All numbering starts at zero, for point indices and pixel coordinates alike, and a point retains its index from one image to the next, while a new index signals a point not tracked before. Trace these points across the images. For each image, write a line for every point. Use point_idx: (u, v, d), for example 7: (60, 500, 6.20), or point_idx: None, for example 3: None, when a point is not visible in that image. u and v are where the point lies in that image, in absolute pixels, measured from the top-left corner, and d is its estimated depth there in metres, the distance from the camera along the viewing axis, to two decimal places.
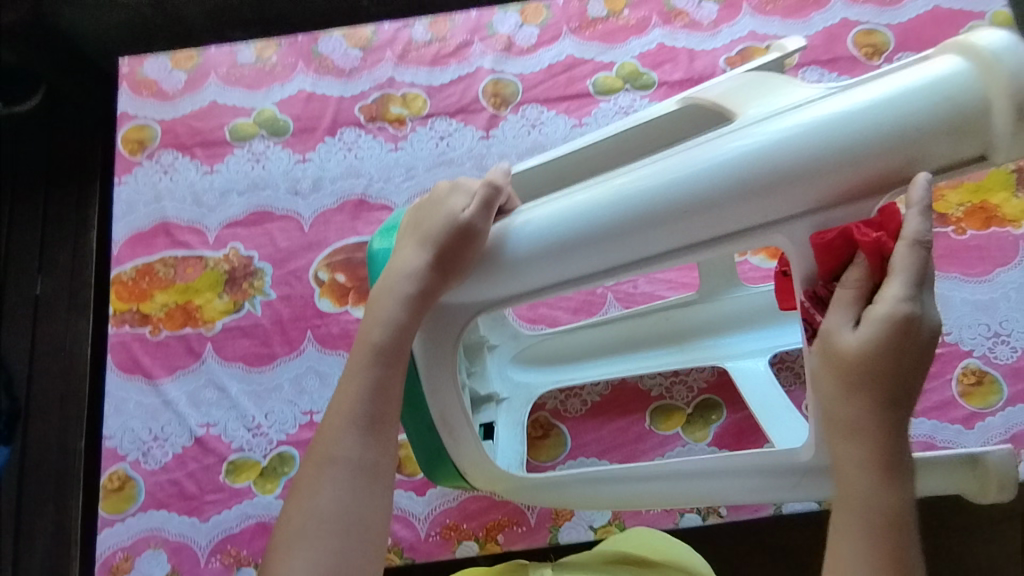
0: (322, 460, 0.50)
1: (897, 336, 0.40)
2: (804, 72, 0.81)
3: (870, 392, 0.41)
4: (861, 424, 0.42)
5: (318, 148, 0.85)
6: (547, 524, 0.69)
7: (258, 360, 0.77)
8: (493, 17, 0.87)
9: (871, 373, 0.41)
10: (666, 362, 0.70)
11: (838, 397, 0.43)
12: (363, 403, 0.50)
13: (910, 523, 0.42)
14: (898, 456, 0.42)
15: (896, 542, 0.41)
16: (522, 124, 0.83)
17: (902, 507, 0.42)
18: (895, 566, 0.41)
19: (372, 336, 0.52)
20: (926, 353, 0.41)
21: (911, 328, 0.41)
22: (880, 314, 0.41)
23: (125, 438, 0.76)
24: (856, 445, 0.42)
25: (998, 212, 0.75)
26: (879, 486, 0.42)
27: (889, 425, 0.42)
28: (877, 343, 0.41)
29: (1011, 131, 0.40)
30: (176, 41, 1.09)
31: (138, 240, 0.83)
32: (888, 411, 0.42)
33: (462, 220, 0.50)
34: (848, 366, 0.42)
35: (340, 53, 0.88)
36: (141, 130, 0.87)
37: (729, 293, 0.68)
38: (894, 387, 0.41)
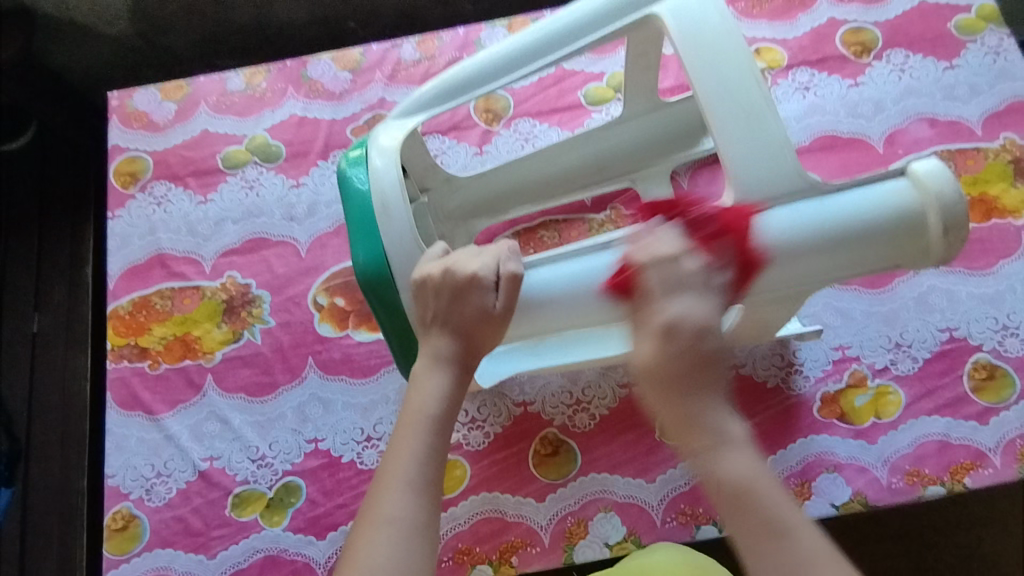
0: (377, 522, 0.45)
1: (670, 334, 0.47)
2: (793, 73, 0.82)
3: (674, 385, 0.47)
4: (682, 416, 0.46)
5: (311, 172, 0.84)
6: (561, 543, 0.68)
7: (260, 389, 0.76)
8: (481, 33, 0.87)
9: (665, 373, 0.47)
10: (590, 187, 0.77)
11: (661, 403, 0.47)
12: (420, 464, 0.47)
13: (768, 480, 0.45)
14: (723, 426, 0.46)
15: (758, 506, 0.43)
16: (515, 138, 0.83)
17: (754, 468, 0.45)
18: (767, 526, 0.43)
19: (426, 405, 0.50)
20: (701, 331, 0.47)
21: (677, 326, 0.47)
22: (654, 325, 0.48)
23: (127, 475, 0.75)
24: (693, 437, 0.46)
25: (998, 203, 0.74)
26: (719, 462, 0.45)
27: (704, 406, 0.46)
28: (659, 348, 0.47)
29: (935, 244, 0.51)
30: (167, 72, 1.10)
31: (134, 273, 0.82)
32: (695, 396, 0.46)
33: (499, 311, 0.52)
34: (652, 375, 0.47)
35: (330, 76, 0.88)
36: (133, 162, 0.87)
37: (649, 112, 0.74)
38: (689, 375, 0.47)
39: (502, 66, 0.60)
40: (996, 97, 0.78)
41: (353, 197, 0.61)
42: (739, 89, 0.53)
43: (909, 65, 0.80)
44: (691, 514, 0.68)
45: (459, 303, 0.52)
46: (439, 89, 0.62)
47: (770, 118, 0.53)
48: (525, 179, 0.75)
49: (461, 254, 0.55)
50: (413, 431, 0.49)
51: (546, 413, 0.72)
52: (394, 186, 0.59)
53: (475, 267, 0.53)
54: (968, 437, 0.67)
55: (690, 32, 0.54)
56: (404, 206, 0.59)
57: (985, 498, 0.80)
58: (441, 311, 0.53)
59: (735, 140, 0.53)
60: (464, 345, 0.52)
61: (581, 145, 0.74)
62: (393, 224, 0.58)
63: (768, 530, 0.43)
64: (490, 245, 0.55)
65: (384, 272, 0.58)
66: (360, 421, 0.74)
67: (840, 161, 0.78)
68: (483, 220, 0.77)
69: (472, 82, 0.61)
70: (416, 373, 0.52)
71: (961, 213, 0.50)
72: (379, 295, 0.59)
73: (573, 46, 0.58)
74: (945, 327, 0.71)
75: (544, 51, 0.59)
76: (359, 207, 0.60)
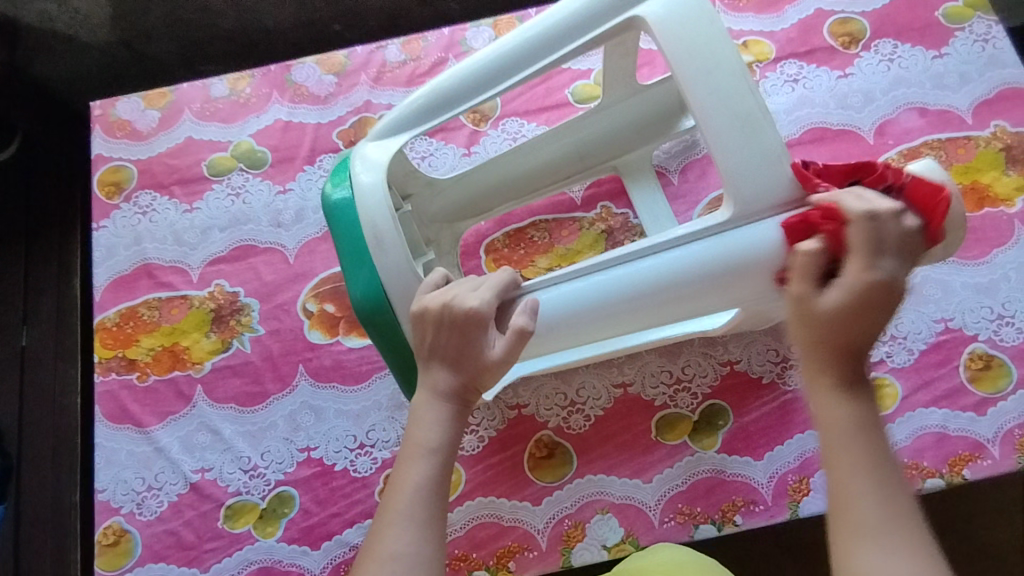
0: (381, 558, 0.45)
1: (878, 286, 0.43)
2: (782, 66, 0.81)
3: (847, 329, 0.43)
4: (827, 358, 0.43)
5: (298, 177, 0.83)
6: (558, 546, 0.67)
7: (251, 399, 0.75)
8: (466, 32, 0.86)
9: (849, 318, 0.43)
10: (579, 176, 0.75)
11: (809, 345, 0.44)
12: (423, 498, 0.47)
13: (879, 432, 0.42)
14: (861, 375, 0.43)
15: (873, 453, 0.41)
16: (502, 138, 0.82)
17: (873, 417, 0.43)
18: (885, 479, 0.41)
19: (429, 438, 0.50)
20: (893, 286, 0.44)
21: (880, 284, 0.43)
22: (856, 273, 0.44)
23: (118, 489, 0.74)
24: (831, 382, 0.43)
25: (989, 191, 0.74)
26: (851, 408, 0.42)
27: (856, 355, 0.43)
28: (845, 302, 0.43)
29: (935, 243, 0.52)
30: (149, 80, 1.07)
31: (120, 284, 0.81)
32: (848, 348, 0.43)
33: (497, 356, 0.50)
34: (819, 321, 0.43)
35: (315, 80, 0.87)
36: (117, 172, 0.86)
37: (631, 97, 0.72)
38: (863, 330, 0.43)
39: (492, 72, 0.59)
40: (986, 85, 0.78)
41: (343, 222, 0.59)
42: (731, 95, 0.52)
43: (897, 55, 0.80)
44: (690, 513, 0.67)
45: (460, 340, 0.51)
46: (426, 99, 0.61)
47: (765, 123, 0.52)
48: (510, 177, 0.74)
49: (459, 288, 0.52)
50: (416, 465, 0.49)
51: (541, 415, 0.71)
52: (381, 210, 0.58)
53: (474, 304, 0.50)
54: (966, 428, 0.67)
55: (676, 37, 0.53)
56: (396, 231, 0.57)
57: (986, 488, 0.79)
58: (440, 347, 0.51)
59: (730, 150, 0.52)
60: (465, 380, 0.51)
61: (560, 138, 0.73)
62: (387, 256, 0.57)
63: (883, 491, 0.40)
64: (488, 277, 0.54)
65: (382, 302, 0.58)
66: (353, 428, 0.73)
67: (830, 153, 0.77)
68: (468, 221, 0.76)
69: (462, 91, 0.60)
70: (416, 406, 0.52)
71: (960, 220, 0.55)
72: (378, 326, 0.59)
73: (564, 50, 0.57)
74: (940, 318, 0.70)
75: (533, 57, 0.58)
76: (351, 236, 0.59)
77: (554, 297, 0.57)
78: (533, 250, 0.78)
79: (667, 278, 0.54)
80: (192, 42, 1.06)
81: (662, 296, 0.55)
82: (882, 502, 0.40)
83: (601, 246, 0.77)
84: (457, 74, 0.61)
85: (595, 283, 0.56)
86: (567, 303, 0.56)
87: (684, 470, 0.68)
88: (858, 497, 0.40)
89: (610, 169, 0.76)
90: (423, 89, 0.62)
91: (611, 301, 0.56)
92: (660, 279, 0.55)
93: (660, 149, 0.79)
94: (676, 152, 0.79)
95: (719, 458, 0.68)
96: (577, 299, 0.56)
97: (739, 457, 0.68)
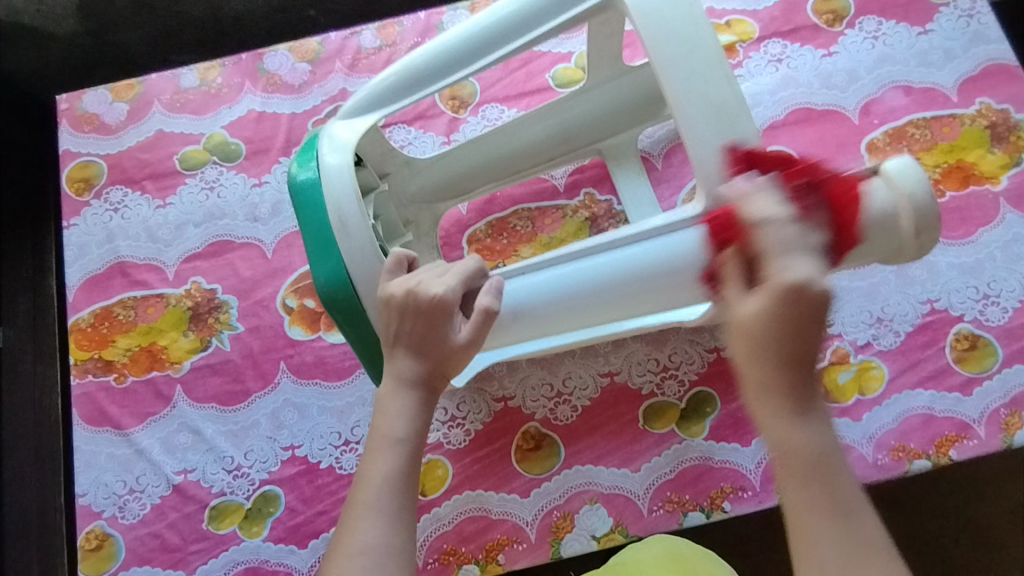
0: (352, 552, 0.44)
1: (794, 293, 0.36)
2: (766, 45, 0.79)
3: (775, 348, 0.37)
4: (766, 384, 0.38)
5: (273, 169, 0.81)
6: (547, 538, 0.67)
7: (232, 398, 0.74)
8: (443, 16, 0.84)
9: (774, 336, 0.37)
10: (556, 161, 0.74)
11: (745, 360, 0.38)
12: (391, 489, 0.47)
13: (835, 461, 0.37)
14: (811, 398, 0.38)
15: (824, 484, 0.37)
16: (482, 125, 0.80)
17: (826, 445, 0.38)
18: (839, 510, 0.37)
19: (394, 427, 0.48)
20: (825, 303, 0.36)
21: (802, 292, 0.36)
22: (770, 285, 0.37)
23: (99, 493, 0.72)
24: (774, 404, 0.37)
25: (975, 169, 0.73)
26: (804, 435, 0.37)
27: (795, 375, 0.37)
28: (771, 310, 0.37)
29: (908, 243, 0.51)
30: (117, 69, 1.03)
31: (94, 284, 0.79)
32: (791, 367, 0.37)
33: (461, 342, 0.50)
34: (746, 334, 0.38)
35: (288, 68, 0.84)
36: (86, 167, 0.83)
37: (614, 80, 0.70)
38: (798, 345, 0.37)
39: (464, 53, 0.57)
40: (970, 61, 0.77)
41: (307, 205, 0.57)
42: (707, 81, 0.51)
43: (881, 33, 0.78)
44: (678, 501, 0.67)
45: (424, 328, 0.49)
46: (396, 80, 0.59)
47: (741, 113, 0.51)
48: (487, 160, 0.72)
49: (424, 274, 0.51)
50: (383, 455, 0.48)
51: (527, 407, 0.71)
52: (347, 194, 0.56)
53: (438, 291, 0.49)
54: (953, 409, 0.67)
55: (654, 21, 0.52)
56: (363, 220, 0.56)
57: (973, 465, 0.80)
58: (405, 333, 0.50)
59: (704, 140, 0.51)
60: (430, 366, 0.50)
61: (541, 119, 0.71)
62: (352, 240, 0.55)
63: (840, 530, 0.36)
64: (455, 263, 0.52)
65: (348, 289, 0.56)
66: (337, 425, 0.72)
67: (815, 134, 0.76)
68: (447, 202, 0.74)
69: (433, 72, 0.58)
70: (382, 395, 0.50)
71: (933, 214, 0.50)
72: (344, 312, 0.57)
73: (536, 32, 0.56)
74: (926, 299, 0.70)
75: (505, 38, 0.57)
76: (315, 219, 0.57)
77: (522, 289, 0.55)
78: (517, 239, 0.77)
79: (638, 269, 0.53)
80: (163, 32, 1.03)
81: (636, 288, 0.53)
82: (841, 543, 0.36)
83: (585, 234, 0.76)
84: (427, 54, 0.58)
85: (568, 273, 0.54)
86: (537, 295, 0.55)
87: (671, 458, 0.68)
88: (815, 540, 0.36)
89: (594, 153, 0.75)
90: (393, 68, 0.60)
91: (582, 295, 0.54)
92: (634, 270, 0.53)
93: (645, 134, 0.77)
94: (660, 137, 0.78)
95: (706, 445, 0.68)
96: (547, 290, 0.55)
97: (726, 444, 0.68)
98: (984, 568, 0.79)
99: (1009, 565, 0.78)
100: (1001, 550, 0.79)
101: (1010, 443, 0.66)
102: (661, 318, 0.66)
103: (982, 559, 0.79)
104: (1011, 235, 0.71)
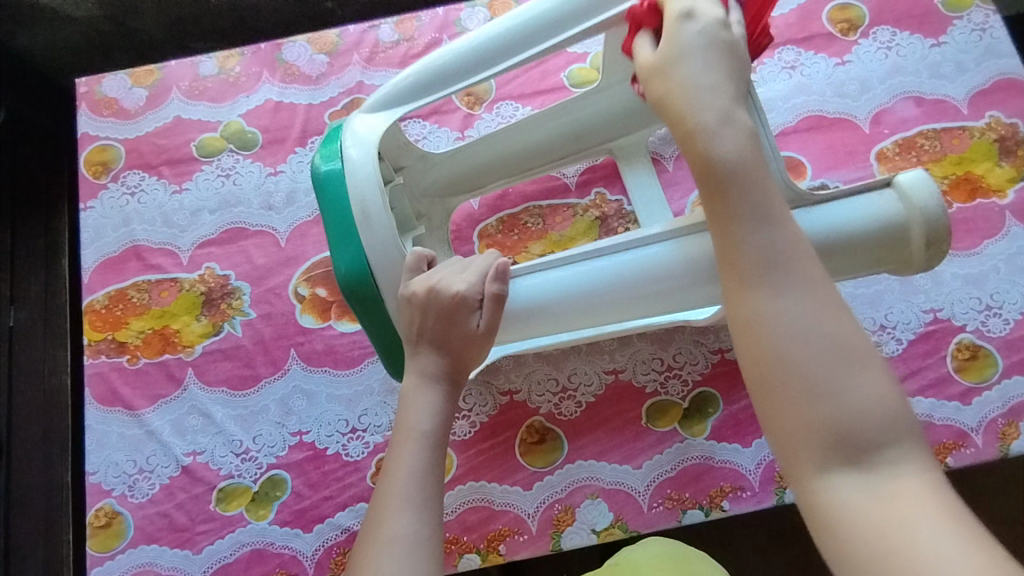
0: (379, 542, 0.46)
1: (684, 22, 0.47)
2: (780, 52, 0.80)
3: (688, 72, 0.45)
4: (677, 102, 0.45)
5: (289, 159, 0.82)
6: (548, 530, 0.68)
7: (242, 382, 0.75)
8: (461, 12, 0.85)
9: (682, 57, 0.46)
10: (569, 158, 0.75)
11: (659, 91, 0.46)
12: (417, 482, 0.49)
13: (754, 168, 0.42)
14: (727, 112, 0.44)
15: (742, 183, 0.42)
16: (496, 121, 0.81)
17: (745, 152, 0.43)
18: (756, 206, 0.41)
19: (419, 423, 0.51)
20: (714, 33, 0.46)
21: (690, 19, 0.47)
22: (669, 21, 0.48)
23: (109, 472, 0.74)
24: (689, 120, 0.44)
25: (982, 182, 0.74)
26: (722, 146, 0.43)
27: (705, 88, 0.45)
28: (670, 38, 0.47)
29: (920, 256, 0.52)
30: (135, 56, 1.05)
31: (108, 266, 0.80)
32: (700, 80, 0.45)
33: (480, 331, 0.53)
34: (653, 65, 0.47)
35: (306, 59, 0.85)
36: (104, 151, 0.84)
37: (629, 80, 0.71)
38: (698, 61, 0.46)
39: (486, 55, 0.59)
40: (982, 74, 0.77)
41: (329, 194, 0.58)
42: None
43: (895, 43, 0.79)
44: (678, 498, 0.68)
45: (447, 322, 0.53)
46: (415, 79, 0.60)
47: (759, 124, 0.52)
48: (501, 154, 0.73)
49: (445, 271, 0.55)
50: (407, 450, 0.50)
51: (532, 402, 0.72)
52: (370, 187, 0.57)
53: (460, 288, 0.53)
54: (952, 417, 0.68)
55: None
56: (385, 214, 0.57)
57: (970, 474, 0.81)
58: (427, 330, 0.54)
59: None
60: (452, 360, 0.54)
61: (555, 117, 0.72)
62: (375, 235, 0.57)
63: (761, 223, 0.41)
64: (474, 260, 0.56)
65: (368, 283, 0.57)
66: (345, 412, 0.73)
67: (826, 142, 0.77)
68: (461, 196, 0.75)
69: (456, 71, 0.59)
70: (406, 391, 0.54)
71: (945, 227, 0.51)
72: (364, 303, 0.58)
73: (565, 36, 0.57)
74: (929, 308, 0.71)
75: (528, 43, 0.58)
76: (337, 210, 0.58)
77: (536, 287, 0.56)
78: (527, 236, 0.78)
79: (646, 271, 0.54)
80: (181, 18, 1.03)
81: (645, 290, 0.54)
82: (755, 230, 0.41)
83: (595, 233, 0.77)
84: (448, 55, 0.60)
85: (581, 273, 0.55)
86: (552, 293, 0.56)
87: (673, 455, 0.69)
88: (740, 237, 0.41)
89: (606, 152, 0.76)
90: (416, 67, 0.61)
91: (595, 294, 0.55)
92: (641, 273, 0.54)
93: (657, 135, 0.78)
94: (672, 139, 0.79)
95: (707, 444, 0.69)
96: (559, 288, 0.56)
97: (728, 444, 0.69)
98: None
99: None
100: None
101: (1007, 452, 0.67)
102: (671, 319, 0.67)
103: None
104: (1015, 248, 0.72)
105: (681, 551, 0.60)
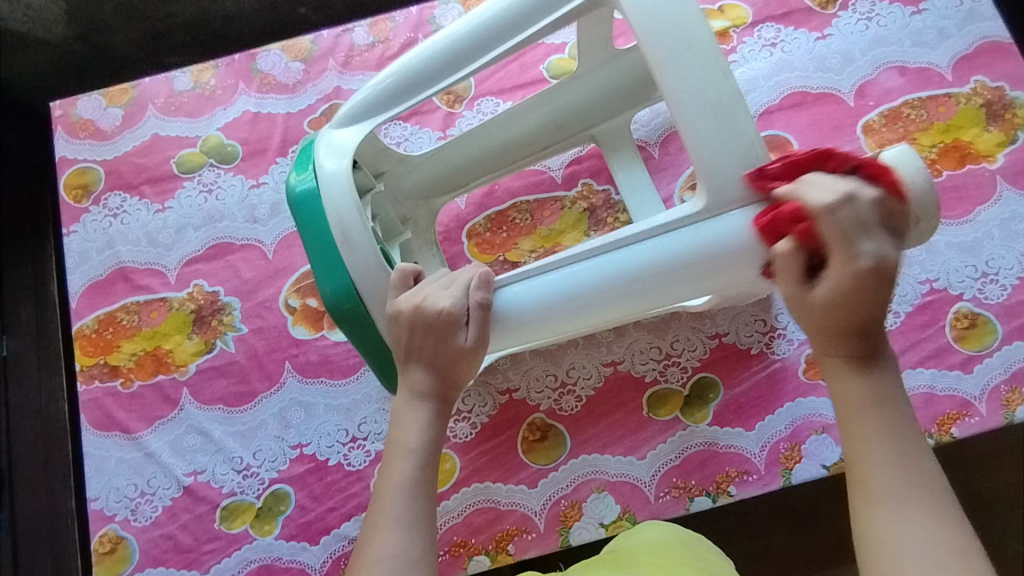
0: (371, 562, 0.46)
1: (861, 266, 0.44)
2: (759, 30, 0.79)
3: (843, 322, 0.46)
4: (832, 339, 0.47)
5: (271, 170, 0.81)
6: (556, 527, 0.68)
7: (239, 399, 0.74)
8: (435, 10, 0.84)
9: (846, 309, 0.45)
10: (551, 149, 0.73)
11: (812, 326, 0.47)
12: (407, 498, 0.49)
13: (894, 400, 0.45)
14: (875, 350, 0.46)
15: (882, 414, 0.45)
16: (477, 118, 0.80)
17: (884, 388, 0.46)
18: (897, 442, 0.44)
19: (410, 439, 0.51)
20: (884, 281, 0.45)
21: (870, 270, 0.44)
22: (842, 267, 0.44)
23: (111, 497, 0.73)
24: (837, 353, 0.47)
25: (971, 148, 0.73)
26: (867, 382, 0.46)
27: (861, 332, 0.46)
28: (839, 288, 0.45)
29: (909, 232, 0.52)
30: (109, 75, 1.03)
31: (96, 290, 0.79)
32: (859, 321, 0.45)
33: (468, 347, 0.53)
34: (816, 311, 0.46)
35: (281, 67, 0.84)
36: (83, 174, 0.83)
37: (608, 66, 0.70)
38: (863, 312, 0.45)
39: (457, 54, 0.58)
40: (964, 39, 0.76)
41: (307, 213, 0.58)
42: (706, 77, 0.51)
43: (875, 13, 0.78)
44: (684, 486, 0.68)
45: (434, 340, 0.53)
46: (391, 83, 0.59)
47: (738, 107, 0.51)
48: (482, 150, 0.71)
49: (430, 287, 0.54)
50: (400, 466, 0.50)
51: (532, 399, 0.71)
52: (345, 200, 0.56)
53: (445, 305, 0.52)
54: (954, 386, 0.67)
55: (647, 15, 0.52)
56: (365, 228, 0.56)
57: (976, 442, 0.80)
58: (415, 348, 0.53)
59: (702, 136, 0.50)
60: (440, 376, 0.53)
61: (534, 109, 0.71)
62: (354, 247, 0.56)
63: (896, 457, 0.44)
64: (460, 274, 0.55)
65: (352, 299, 0.57)
66: (344, 422, 0.73)
67: (811, 117, 0.76)
68: (445, 196, 0.74)
69: (430, 73, 0.58)
70: (397, 410, 0.54)
71: (932, 201, 0.51)
72: (350, 319, 0.58)
73: (532, 27, 0.56)
74: (925, 279, 0.70)
75: (498, 39, 0.57)
76: (317, 230, 0.57)
77: (522, 294, 0.55)
78: (516, 232, 0.77)
79: (631, 271, 0.53)
80: (154, 34, 1.02)
81: (634, 287, 0.53)
82: (900, 466, 0.43)
83: (584, 225, 0.76)
84: (421, 56, 0.59)
85: (570, 273, 0.54)
86: (542, 298, 0.55)
87: (677, 444, 0.69)
88: (872, 472, 0.44)
89: (590, 139, 0.74)
90: (388, 71, 0.60)
91: (587, 298, 0.54)
92: (631, 271, 0.53)
93: (640, 123, 0.78)
94: (656, 125, 0.78)
95: (710, 430, 0.69)
96: (547, 295, 0.55)
97: (730, 429, 0.68)
98: (987, 541, 0.80)
99: (1012, 537, 0.79)
100: (1006, 524, 0.80)
101: (1011, 419, 0.66)
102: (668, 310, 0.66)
103: (983, 533, 0.80)
104: (1008, 213, 0.71)
105: (686, 533, 0.60)
